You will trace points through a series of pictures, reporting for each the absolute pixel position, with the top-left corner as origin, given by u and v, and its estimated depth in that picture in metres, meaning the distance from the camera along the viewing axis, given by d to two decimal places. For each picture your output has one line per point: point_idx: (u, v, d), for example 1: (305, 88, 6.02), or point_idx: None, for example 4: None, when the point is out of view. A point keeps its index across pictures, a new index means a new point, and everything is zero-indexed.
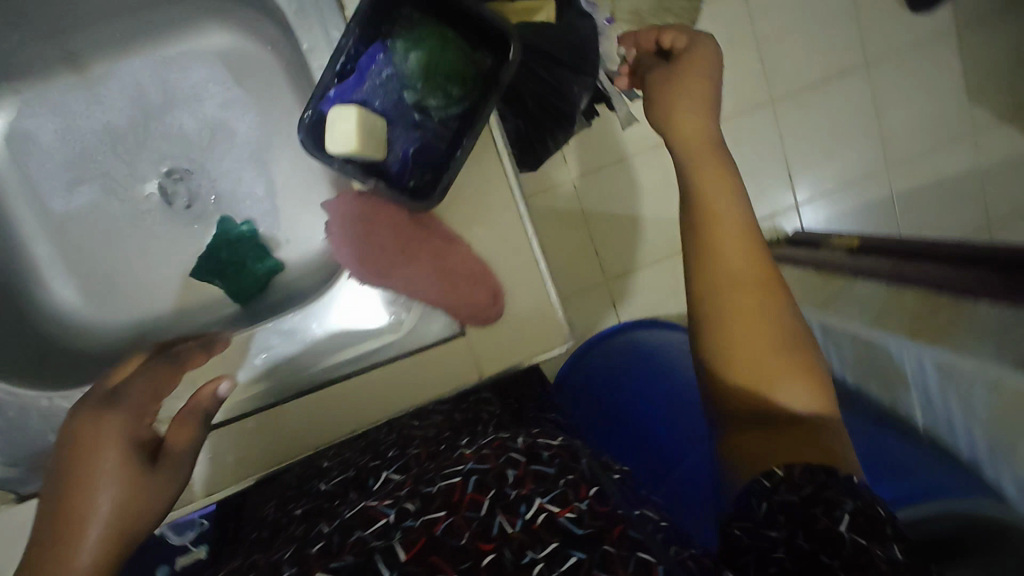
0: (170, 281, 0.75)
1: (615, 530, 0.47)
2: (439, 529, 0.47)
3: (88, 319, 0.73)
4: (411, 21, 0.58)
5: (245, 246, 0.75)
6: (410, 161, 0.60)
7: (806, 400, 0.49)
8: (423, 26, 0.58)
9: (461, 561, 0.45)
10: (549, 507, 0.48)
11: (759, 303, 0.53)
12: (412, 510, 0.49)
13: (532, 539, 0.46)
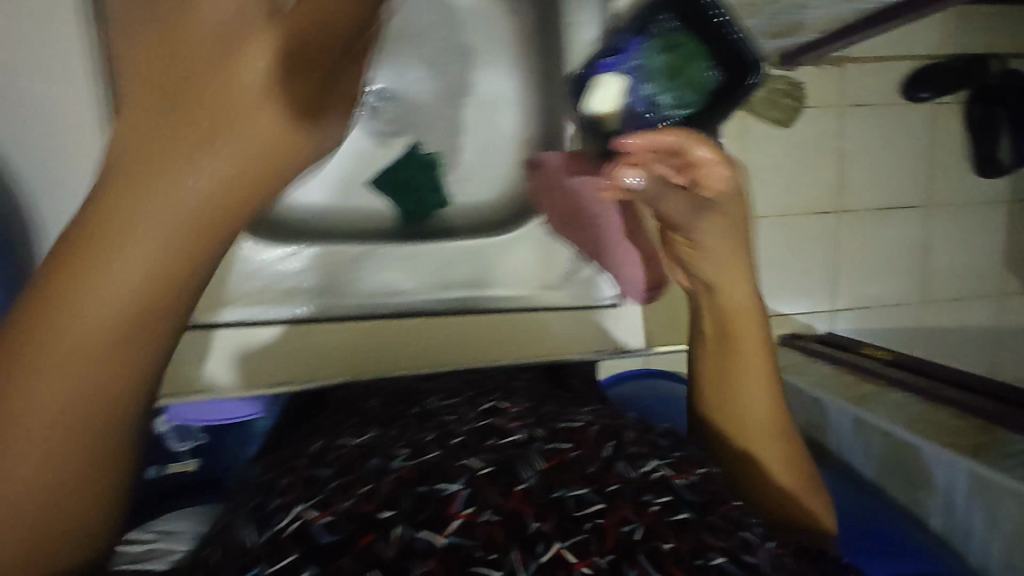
0: (356, 187, 1.16)
1: (719, 507, 0.72)
2: (569, 456, 0.73)
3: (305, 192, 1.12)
4: (665, 30, 0.83)
5: (430, 176, 1.18)
6: (652, 128, 0.87)
7: (765, 402, 0.89)
8: (680, 33, 0.82)
9: (598, 485, 0.69)
10: (666, 471, 0.74)
11: (759, 372, 0.89)
12: (547, 436, 0.77)
13: (646, 486, 0.71)
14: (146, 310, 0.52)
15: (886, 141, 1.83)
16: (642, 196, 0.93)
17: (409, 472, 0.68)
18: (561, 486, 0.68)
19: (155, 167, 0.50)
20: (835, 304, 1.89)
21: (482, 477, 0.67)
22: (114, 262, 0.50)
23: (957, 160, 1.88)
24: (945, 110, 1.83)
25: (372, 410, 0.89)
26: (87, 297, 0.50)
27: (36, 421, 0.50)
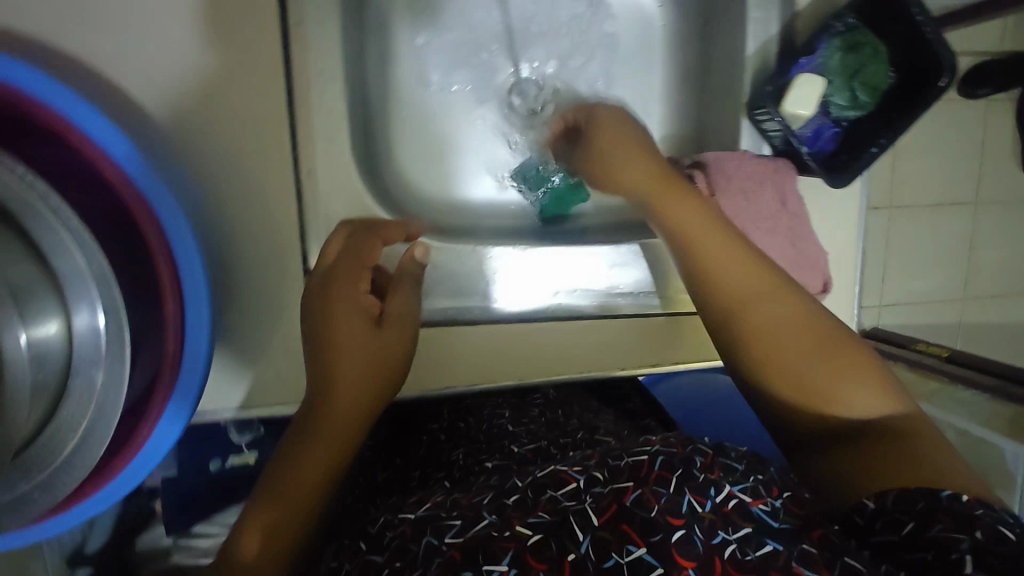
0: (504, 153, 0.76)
1: (819, 529, 0.42)
2: (629, 499, 0.44)
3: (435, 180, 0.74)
4: (833, 43, 0.65)
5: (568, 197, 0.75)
6: (822, 139, 0.67)
7: (869, 404, 0.49)
8: (865, 33, 0.65)
9: (652, 533, 0.42)
10: (742, 496, 0.44)
11: (789, 339, 0.51)
12: (601, 479, 0.47)
13: (724, 521, 0.43)
14: (392, 363, 0.57)
15: (946, 137, 1.52)
16: (641, 159, 0.60)
17: (460, 551, 0.45)
18: (616, 545, 0.42)
19: (378, 232, 0.61)
20: (881, 300, 1.57)
21: (532, 545, 0.43)
22: (342, 353, 0.54)
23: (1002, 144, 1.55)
24: (996, 109, 1.52)
25: (460, 462, 0.67)
26: (335, 404, 0.53)
27: (303, 475, 0.51)
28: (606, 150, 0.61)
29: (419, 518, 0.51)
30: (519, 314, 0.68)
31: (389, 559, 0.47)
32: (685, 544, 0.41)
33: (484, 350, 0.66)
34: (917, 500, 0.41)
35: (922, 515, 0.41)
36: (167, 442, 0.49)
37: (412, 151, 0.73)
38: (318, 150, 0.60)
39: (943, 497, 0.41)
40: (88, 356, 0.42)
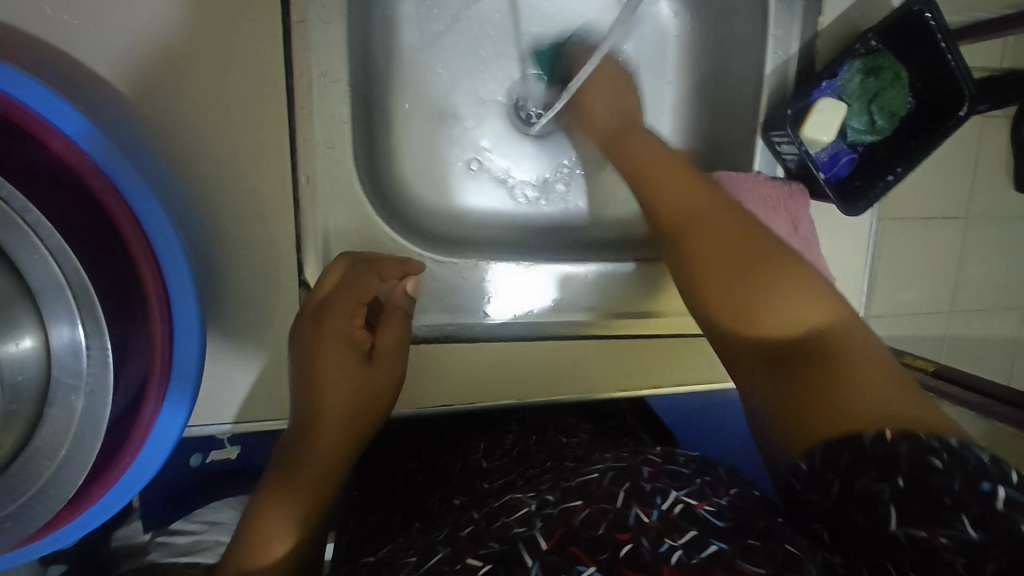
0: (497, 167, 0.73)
1: (761, 527, 0.41)
2: (578, 520, 0.42)
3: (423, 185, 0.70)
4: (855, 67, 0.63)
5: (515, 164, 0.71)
6: (839, 165, 0.65)
7: (784, 314, 0.48)
8: (889, 59, 0.63)
9: (598, 552, 0.40)
10: (686, 499, 0.43)
11: (741, 281, 0.51)
12: (552, 500, 0.46)
13: (669, 526, 0.41)
14: (376, 394, 0.57)
15: (938, 152, 1.50)
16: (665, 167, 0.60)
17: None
18: (564, 566, 0.40)
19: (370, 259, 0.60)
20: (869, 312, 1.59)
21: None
22: (327, 386, 0.55)
23: (994, 162, 1.55)
24: (992, 127, 1.51)
25: (434, 508, 0.63)
26: (315, 448, 0.54)
27: (282, 520, 0.51)
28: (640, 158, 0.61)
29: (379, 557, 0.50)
30: (518, 333, 0.66)
31: None
32: (636, 557, 0.39)
33: (473, 373, 0.64)
34: (841, 453, 0.40)
35: (884, 472, 0.38)
36: (160, 455, 0.46)
37: (412, 157, 0.69)
38: (319, 157, 0.57)
39: (866, 442, 0.40)
40: (67, 375, 0.38)
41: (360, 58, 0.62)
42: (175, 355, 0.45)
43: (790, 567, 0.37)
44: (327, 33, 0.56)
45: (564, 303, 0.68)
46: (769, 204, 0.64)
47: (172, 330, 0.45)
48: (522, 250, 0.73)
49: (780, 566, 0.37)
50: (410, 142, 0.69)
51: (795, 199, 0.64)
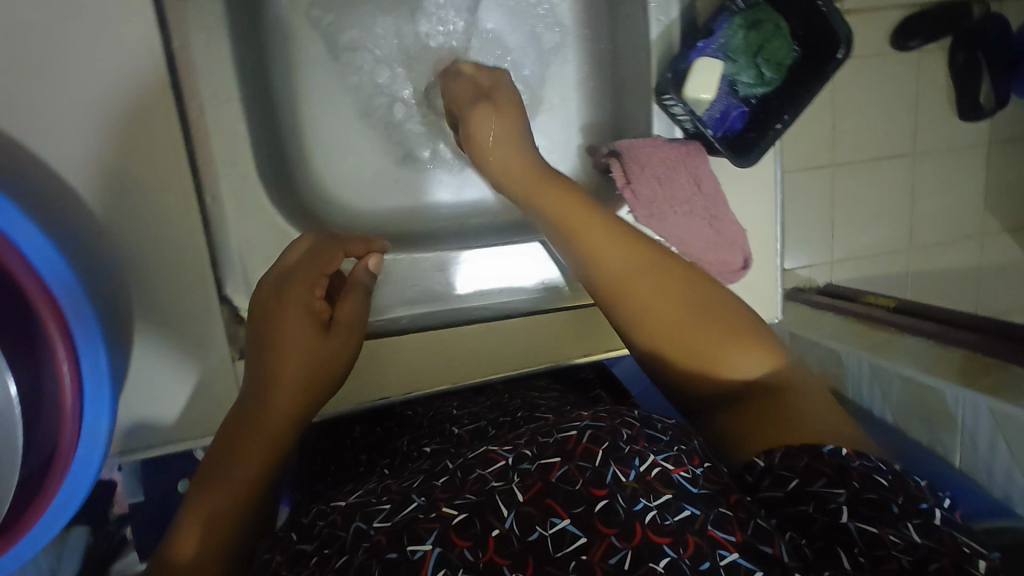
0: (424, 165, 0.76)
1: (734, 494, 0.43)
2: (556, 475, 0.42)
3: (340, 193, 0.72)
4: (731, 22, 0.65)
5: None
6: (729, 120, 0.67)
7: (751, 360, 0.52)
8: (768, 11, 0.65)
9: (574, 505, 0.41)
10: (664, 463, 0.43)
11: (684, 326, 0.53)
12: (529, 455, 0.45)
13: (646, 489, 0.42)
14: (333, 362, 0.58)
15: (878, 91, 1.33)
16: (601, 225, 0.57)
17: (386, 532, 0.42)
18: (539, 518, 0.40)
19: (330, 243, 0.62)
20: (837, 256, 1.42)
21: (456, 525, 0.41)
22: (286, 356, 0.55)
23: (938, 93, 1.37)
24: (931, 60, 1.34)
25: (402, 448, 0.66)
26: (272, 406, 0.53)
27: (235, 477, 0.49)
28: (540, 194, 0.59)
29: (349, 505, 0.47)
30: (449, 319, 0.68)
31: (317, 549, 0.44)
32: (609, 514, 0.40)
33: (411, 365, 0.65)
34: (800, 457, 0.44)
35: (843, 476, 0.42)
36: (79, 485, 0.45)
37: (326, 166, 0.71)
38: (223, 176, 0.59)
39: (824, 452, 0.44)
40: None
41: (253, 76, 0.63)
42: (84, 404, 0.45)
43: (755, 537, 0.39)
44: (213, 54, 0.58)
45: (506, 279, 0.71)
46: (672, 161, 0.66)
47: (77, 378, 0.45)
48: (442, 237, 0.74)
49: (745, 538, 0.39)
50: (324, 148, 0.71)
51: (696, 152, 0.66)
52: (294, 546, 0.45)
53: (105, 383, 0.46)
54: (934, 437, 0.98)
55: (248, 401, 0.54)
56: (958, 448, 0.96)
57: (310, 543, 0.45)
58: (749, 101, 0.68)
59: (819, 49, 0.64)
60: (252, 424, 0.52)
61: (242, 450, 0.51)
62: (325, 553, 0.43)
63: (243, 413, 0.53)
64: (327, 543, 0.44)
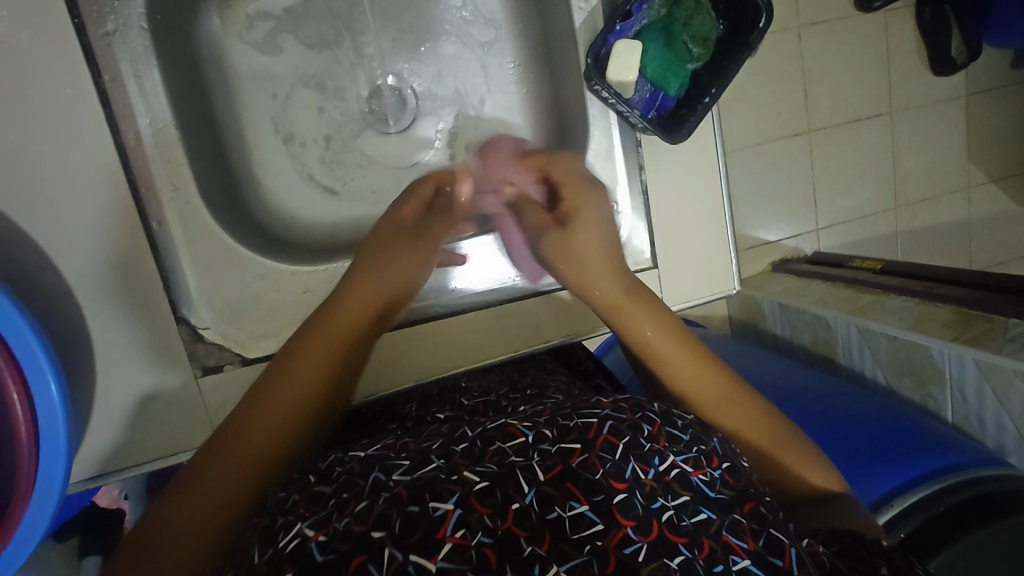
0: (377, 167, 0.76)
1: (749, 502, 0.44)
2: (575, 461, 0.43)
3: (291, 207, 0.73)
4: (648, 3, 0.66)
5: None
6: (659, 100, 0.68)
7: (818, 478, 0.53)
8: None
9: (595, 492, 0.41)
10: (683, 466, 0.45)
11: (773, 445, 0.54)
12: (550, 436, 0.45)
13: (664, 488, 0.43)
14: (373, 328, 0.61)
15: (840, 55, 1.31)
16: (642, 314, 0.60)
17: (406, 486, 0.41)
18: (558, 499, 0.41)
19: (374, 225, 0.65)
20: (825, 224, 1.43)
21: (477, 493, 0.40)
22: (336, 315, 0.58)
23: (905, 52, 1.36)
24: (896, 18, 1.33)
25: (411, 413, 0.63)
26: (311, 364, 0.54)
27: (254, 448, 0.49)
28: (582, 206, 0.65)
29: (368, 455, 0.46)
30: (406, 319, 0.69)
31: (334, 491, 0.43)
32: (628, 507, 0.40)
33: (385, 360, 0.67)
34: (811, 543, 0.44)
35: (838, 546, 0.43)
36: (45, 511, 0.46)
37: (276, 183, 0.73)
38: (168, 201, 0.60)
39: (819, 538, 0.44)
40: None
41: (191, 102, 0.65)
42: (38, 436, 0.47)
43: (768, 549, 0.41)
44: (143, 83, 0.59)
45: (488, 278, 0.71)
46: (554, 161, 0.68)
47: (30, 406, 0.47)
48: None
49: (759, 547, 0.41)
50: (274, 166, 0.72)
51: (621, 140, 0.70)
52: (312, 487, 0.45)
53: (58, 408, 0.47)
54: (925, 395, 0.95)
55: (314, 364, 0.54)
56: (949, 403, 0.92)
57: (327, 485, 0.44)
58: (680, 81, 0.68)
59: (738, 24, 0.66)
60: (290, 394, 0.52)
61: (264, 421, 0.50)
62: (342, 498, 0.42)
63: (288, 366, 0.54)
64: (345, 486, 0.43)
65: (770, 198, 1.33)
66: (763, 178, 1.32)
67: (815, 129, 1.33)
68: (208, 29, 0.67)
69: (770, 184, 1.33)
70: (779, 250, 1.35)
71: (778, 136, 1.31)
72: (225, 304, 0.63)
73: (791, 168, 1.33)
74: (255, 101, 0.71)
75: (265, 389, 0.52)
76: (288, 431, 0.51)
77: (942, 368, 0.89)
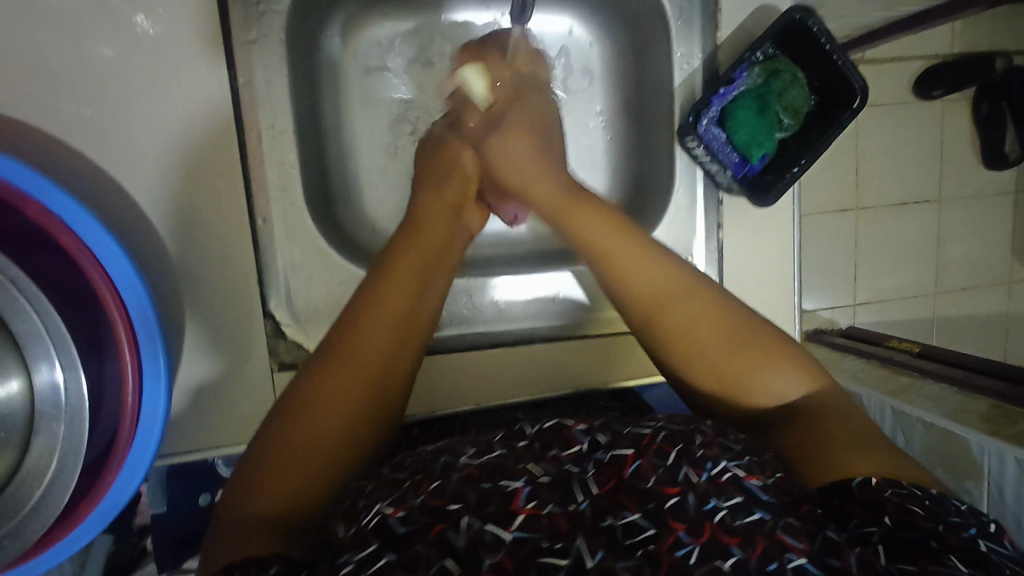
0: None
1: (803, 506, 0.44)
2: (629, 472, 0.44)
3: (374, 219, 0.76)
4: (749, 71, 0.69)
5: None
6: (749, 164, 0.71)
7: (875, 459, 0.48)
8: (785, 62, 0.68)
9: (647, 500, 0.43)
10: (735, 470, 0.45)
11: (735, 363, 0.53)
12: (603, 442, 0.47)
13: (717, 490, 0.44)
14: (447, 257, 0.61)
15: (899, 139, 1.34)
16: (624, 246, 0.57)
17: (477, 468, 0.45)
18: (611, 509, 0.43)
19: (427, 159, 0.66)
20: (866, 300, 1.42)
21: (544, 484, 0.44)
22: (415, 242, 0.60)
23: (962, 143, 1.37)
24: (954, 108, 1.35)
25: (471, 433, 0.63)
26: (395, 285, 0.55)
27: (340, 397, 0.49)
28: (578, 220, 0.58)
29: (434, 448, 0.50)
30: (472, 342, 0.71)
31: (409, 476, 0.46)
32: (681, 510, 0.42)
33: (443, 380, 0.69)
34: (834, 496, 0.46)
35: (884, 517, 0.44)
36: (139, 478, 0.49)
37: (361, 194, 0.76)
38: (274, 201, 0.64)
39: (855, 486, 0.46)
40: (48, 408, 0.45)
41: (305, 111, 0.69)
42: (144, 406, 0.49)
43: (821, 549, 0.41)
44: (271, 90, 0.63)
45: (549, 314, 0.75)
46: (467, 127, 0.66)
47: (140, 378, 0.49)
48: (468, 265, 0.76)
49: (813, 548, 0.41)
50: (365, 179, 0.76)
51: (703, 197, 0.73)
52: (390, 476, 0.48)
53: (164, 384, 0.49)
54: (960, 487, 0.94)
55: (401, 292, 0.55)
56: (985, 498, 0.90)
57: (402, 473, 0.47)
58: (768, 151, 0.71)
59: (835, 102, 0.69)
60: (398, 309, 0.54)
61: (357, 366, 0.51)
62: (418, 480, 0.45)
63: (376, 288, 0.55)
64: (418, 470, 0.47)
65: (813, 266, 1.34)
66: (809, 246, 1.33)
67: (866, 207, 1.35)
68: (328, 44, 0.72)
69: (816, 254, 1.34)
70: (817, 319, 1.36)
71: (829, 209, 1.33)
72: (308, 303, 0.66)
73: (838, 241, 1.35)
74: (358, 117, 0.75)
75: (367, 303, 0.54)
76: (387, 363, 0.53)
77: (981, 464, 0.89)
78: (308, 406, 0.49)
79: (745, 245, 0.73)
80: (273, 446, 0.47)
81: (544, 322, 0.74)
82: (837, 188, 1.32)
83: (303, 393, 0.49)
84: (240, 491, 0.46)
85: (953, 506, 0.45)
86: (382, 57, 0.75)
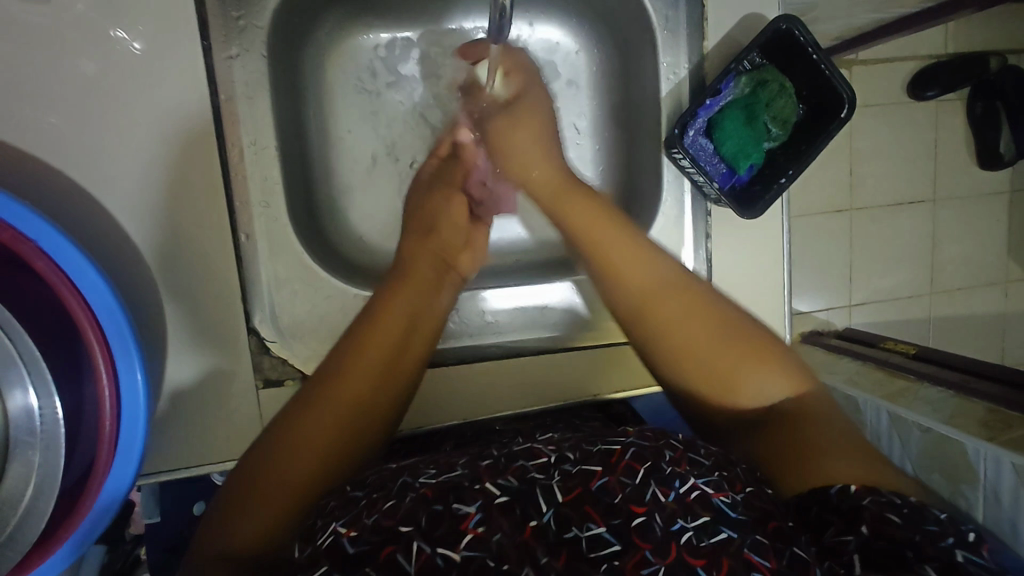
0: None
1: (771, 522, 0.43)
2: (596, 485, 0.44)
3: (360, 230, 0.75)
4: (737, 80, 0.68)
5: None
6: (735, 175, 0.71)
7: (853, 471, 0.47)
8: (773, 71, 0.67)
9: (613, 516, 0.42)
10: (704, 488, 0.44)
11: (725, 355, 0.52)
12: (572, 457, 0.46)
13: (685, 510, 0.43)
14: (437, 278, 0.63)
15: (893, 140, 1.33)
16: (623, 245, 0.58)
17: (432, 488, 0.44)
18: (576, 520, 0.42)
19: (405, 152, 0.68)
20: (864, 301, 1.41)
21: (498, 505, 0.42)
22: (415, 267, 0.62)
23: (956, 143, 1.37)
24: (948, 108, 1.35)
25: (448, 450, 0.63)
26: (395, 306, 0.57)
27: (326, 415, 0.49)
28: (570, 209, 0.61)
29: (398, 465, 0.49)
30: (461, 356, 0.71)
31: (368, 493, 0.46)
32: (646, 530, 0.41)
33: (430, 395, 0.69)
34: (812, 506, 0.47)
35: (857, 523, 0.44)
36: (114, 503, 0.48)
37: (346, 205, 0.75)
38: (257, 217, 0.63)
39: (833, 495, 0.46)
40: (23, 436, 0.45)
41: (289, 125, 0.68)
42: (120, 431, 0.48)
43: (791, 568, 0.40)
44: (254, 106, 0.62)
45: (536, 327, 0.74)
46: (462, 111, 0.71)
47: (115, 405, 0.48)
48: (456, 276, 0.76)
49: (780, 567, 0.40)
50: (351, 189, 0.75)
51: (691, 208, 0.72)
52: (348, 492, 0.47)
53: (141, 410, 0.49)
54: (956, 492, 0.92)
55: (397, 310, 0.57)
56: (981, 504, 0.88)
57: (361, 489, 0.46)
58: (756, 161, 0.70)
59: (824, 111, 0.68)
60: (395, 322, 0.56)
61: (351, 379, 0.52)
62: (374, 496, 0.45)
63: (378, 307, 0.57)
64: (377, 487, 0.46)
65: (807, 268, 1.34)
66: (803, 248, 1.33)
67: (860, 208, 1.34)
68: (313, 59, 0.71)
69: (810, 256, 1.34)
70: (812, 321, 1.35)
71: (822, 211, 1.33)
72: (292, 318, 0.65)
73: (832, 242, 1.34)
74: (343, 129, 0.74)
75: (371, 314, 0.56)
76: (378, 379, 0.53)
77: (978, 470, 0.87)
78: (290, 425, 0.49)
79: (733, 254, 0.72)
80: (257, 465, 0.47)
81: (532, 335, 0.74)
82: (830, 189, 1.32)
83: (292, 412, 0.50)
84: (216, 518, 0.45)
85: (933, 515, 0.44)
86: (368, 69, 0.74)
